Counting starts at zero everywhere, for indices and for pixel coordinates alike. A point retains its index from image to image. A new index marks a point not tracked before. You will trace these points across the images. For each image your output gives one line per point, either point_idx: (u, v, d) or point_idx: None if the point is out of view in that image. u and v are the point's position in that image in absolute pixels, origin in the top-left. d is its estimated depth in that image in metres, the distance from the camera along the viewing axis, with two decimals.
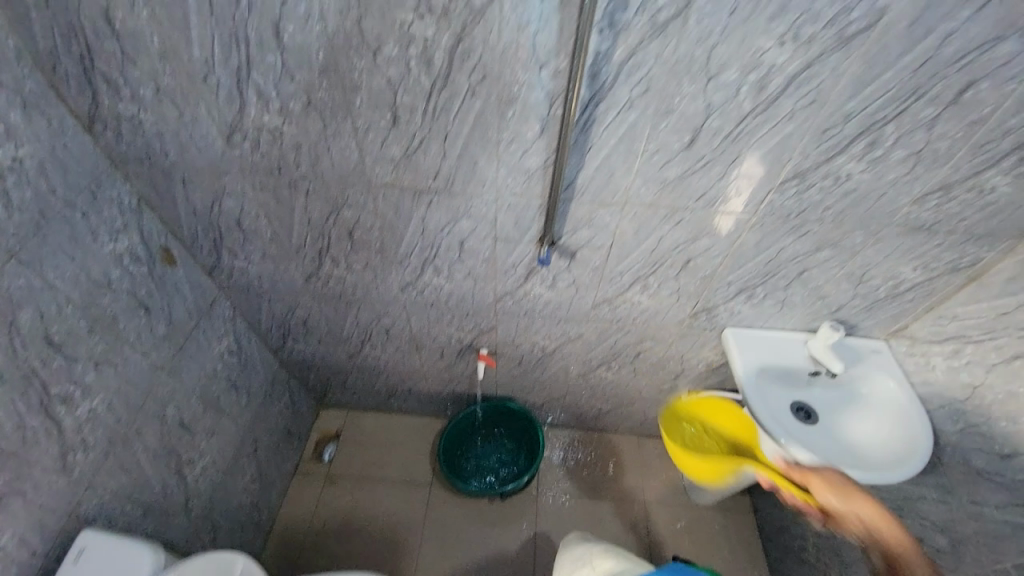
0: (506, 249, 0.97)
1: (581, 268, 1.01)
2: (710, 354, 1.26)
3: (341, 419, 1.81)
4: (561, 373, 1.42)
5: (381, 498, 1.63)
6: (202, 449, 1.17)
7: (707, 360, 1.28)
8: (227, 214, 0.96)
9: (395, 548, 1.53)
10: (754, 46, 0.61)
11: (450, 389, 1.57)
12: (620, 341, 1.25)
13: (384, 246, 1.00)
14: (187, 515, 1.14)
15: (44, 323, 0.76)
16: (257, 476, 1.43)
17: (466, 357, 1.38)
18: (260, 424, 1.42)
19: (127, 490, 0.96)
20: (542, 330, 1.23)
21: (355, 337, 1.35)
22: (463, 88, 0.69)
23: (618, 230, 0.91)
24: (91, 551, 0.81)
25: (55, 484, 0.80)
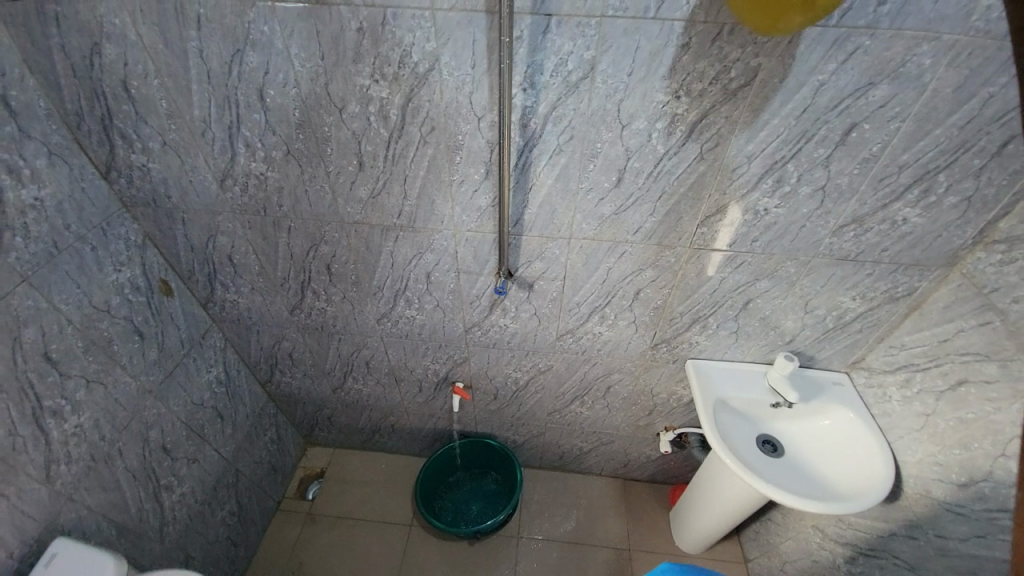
0: (469, 281, 1.06)
1: (540, 299, 1.08)
2: (677, 387, 1.28)
3: (327, 457, 1.83)
4: (537, 408, 1.45)
5: (359, 539, 1.61)
6: (181, 475, 1.22)
7: (676, 393, 1.30)
8: (221, 250, 1.07)
9: None
10: (655, 99, 0.72)
11: (430, 425, 1.59)
12: (588, 375, 1.29)
13: (359, 279, 1.09)
14: (159, 542, 1.16)
15: (46, 342, 0.85)
16: (235, 510, 1.45)
17: (442, 390, 1.43)
18: (243, 456, 1.46)
19: (103, 509, 1.00)
20: (512, 362, 1.28)
21: (338, 370, 1.42)
22: (416, 138, 0.81)
23: (568, 263, 0.99)
24: (59, 558, 0.86)
25: (36, 494, 0.86)
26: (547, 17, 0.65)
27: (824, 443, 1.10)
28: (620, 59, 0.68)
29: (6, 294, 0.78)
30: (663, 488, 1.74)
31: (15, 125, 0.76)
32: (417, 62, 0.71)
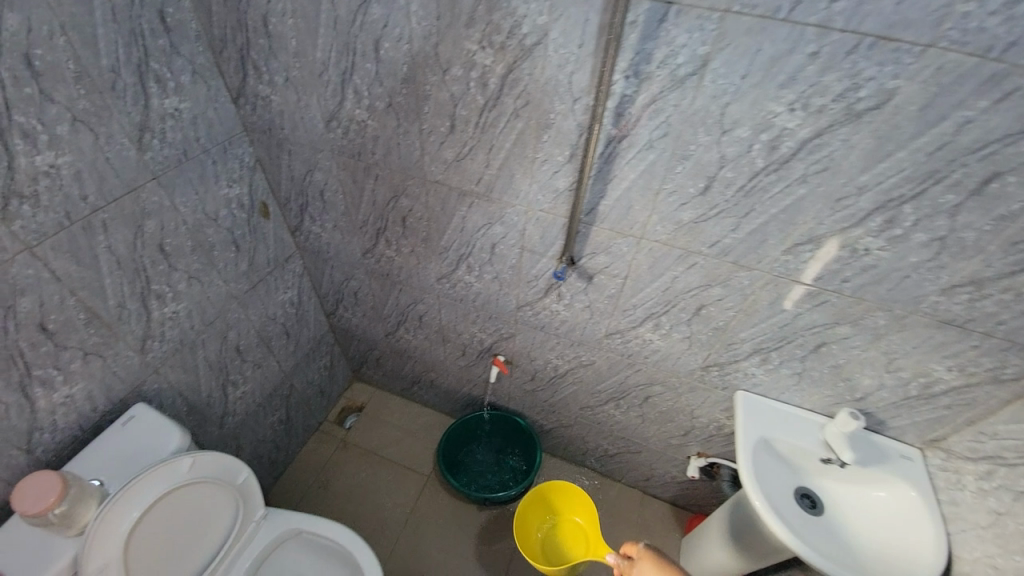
0: (531, 261, 1.07)
1: (596, 294, 1.07)
2: (720, 416, 1.22)
3: (368, 394, 1.97)
4: (570, 399, 1.45)
5: (381, 475, 1.73)
6: (245, 376, 1.37)
7: (717, 421, 1.24)
8: (315, 185, 1.17)
9: (379, 524, 1.61)
10: (765, 108, 0.67)
11: (466, 389, 1.66)
12: (629, 380, 1.27)
13: (429, 236, 1.15)
14: (219, 427, 1.33)
15: (163, 234, 0.99)
16: (283, 418, 1.62)
17: (484, 360, 1.47)
18: (299, 373, 1.62)
19: (181, 387, 1.16)
20: (555, 349, 1.29)
21: (394, 317, 1.51)
22: (509, 110, 0.82)
23: (633, 262, 0.96)
24: (139, 419, 1.00)
25: (132, 360, 1.01)
26: (667, 4, 0.63)
27: (862, 502, 1.02)
28: (736, 60, 0.64)
29: (139, 186, 0.91)
30: (682, 513, 1.68)
31: (168, 40, 0.88)
32: (526, 34, 0.72)
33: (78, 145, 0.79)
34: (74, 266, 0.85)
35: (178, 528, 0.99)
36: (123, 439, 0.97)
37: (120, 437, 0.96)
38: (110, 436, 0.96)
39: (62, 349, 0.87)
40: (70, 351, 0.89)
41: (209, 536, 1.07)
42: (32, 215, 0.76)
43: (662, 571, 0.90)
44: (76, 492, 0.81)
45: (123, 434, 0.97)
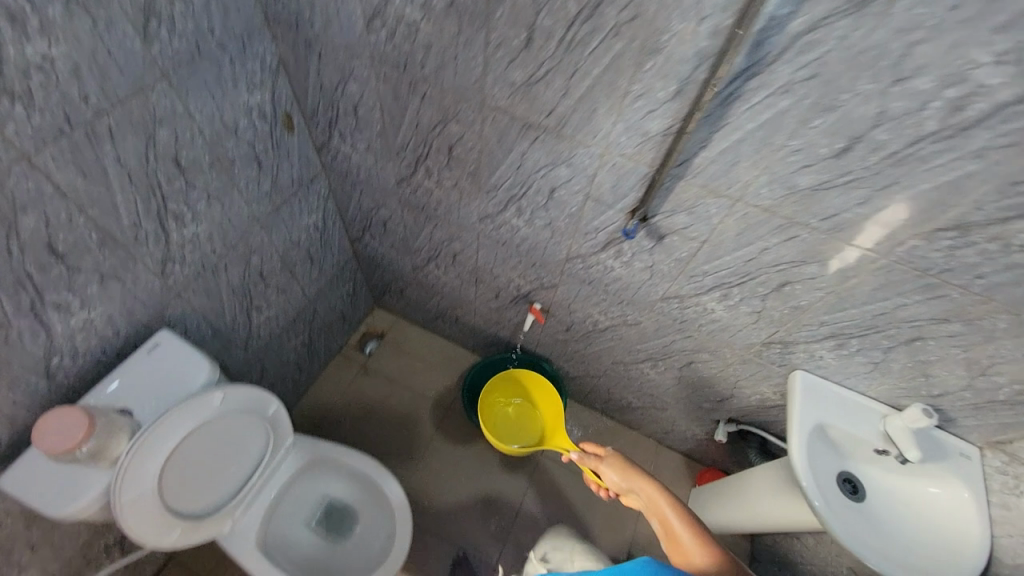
0: (594, 211, 0.94)
1: (663, 255, 0.95)
2: (767, 389, 1.16)
3: (389, 322, 1.92)
4: (604, 353, 1.39)
5: (402, 403, 1.74)
6: (269, 302, 1.30)
7: (761, 394, 1.19)
8: (347, 98, 1.00)
9: (400, 449, 1.65)
10: (971, 54, 0.50)
11: (494, 330, 1.60)
12: (674, 344, 1.19)
13: (477, 170, 1.00)
14: (244, 351, 1.30)
15: (177, 146, 0.85)
16: (306, 343, 1.58)
17: (518, 305, 1.39)
18: (322, 300, 1.56)
19: (205, 312, 1.10)
20: (600, 304, 1.20)
21: (424, 252, 1.40)
22: (609, 24, 0.64)
23: (719, 227, 0.83)
24: (165, 347, 0.93)
25: (152, 284, 0.93)
26: None
27: (902, 500, 0.97)
28: None
29: (147, 86, 0.76)
30: (694, 466, 1.71)
31: None
32: None
33: (70, 30, 0.63)
34: (80, 180, 0.73)
35: (213, 457, 0.98)
36: (147, 366, 0.91)
37: (147, 365, 0.91)
38: (138, 363, 0.90)
39: (76, 273, 0.79)
40: (84, 276, 0.80)
41: (243, 466, 1.05)
42: (27, 117, 0.63)
43: (624, 474, 1.02)
44: (103, 427, 0.77)
45: (151, 362, 0.91)
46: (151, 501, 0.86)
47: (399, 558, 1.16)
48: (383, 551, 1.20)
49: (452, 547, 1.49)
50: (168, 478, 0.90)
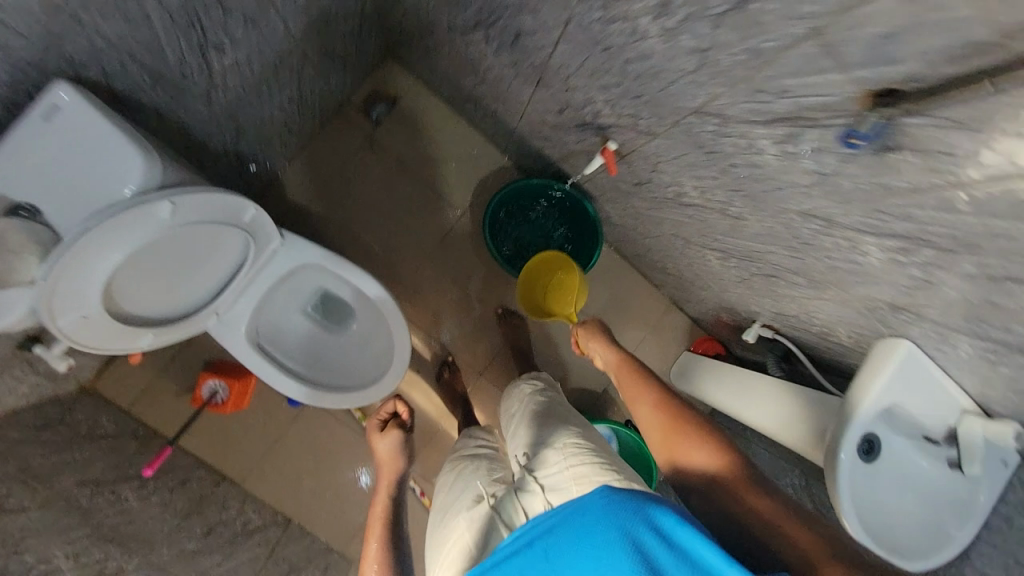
0: (802, 63, 0.51)
1: (859, 172, 0.59)
2: (841, 331, 0.98)
3: (406, 85, 1.47)
4: (670, 224, 1.10)
5: (410, 195, 1.48)
6: (236, 40, 0.87)
7: (829, 330, 1.01)
8: None
9: (402, 246, 1.49)
10: None
11: (540, 145, 1.23)
12: (768, 255, 0.92)
13: None
14: (207, 104, 0.94)
15: None
16: (295, 98, 1.19)
17: (586, 134, 1.00)
18: (317, 41, 1.09)
19: (129, 45, 0.70)
20: (703, 180, 0.85)
21: (473, 9, 0.90)
22: None
23: (1014, 185, 0.46)
24: (63, 115, 0.63)
25: None
26: None
27: (902, 475, 0.89)
28: None
29: None
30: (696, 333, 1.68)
31: None
32: None
33: None
34: None
35: (176, 264, 0.80)
36: (58, 141, 0.63)
37: (41, 141, 0.62)
38: (26, 135, 0.62)
39: None
40: None
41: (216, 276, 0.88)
42: None
43: (601, 346, 1.12)
44: None
45: (44, 137, 0.62)
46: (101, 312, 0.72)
47: (394, 378, 1.12)
48: (380, 358, 1.14)
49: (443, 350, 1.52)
50: (117, 287, 0.73)
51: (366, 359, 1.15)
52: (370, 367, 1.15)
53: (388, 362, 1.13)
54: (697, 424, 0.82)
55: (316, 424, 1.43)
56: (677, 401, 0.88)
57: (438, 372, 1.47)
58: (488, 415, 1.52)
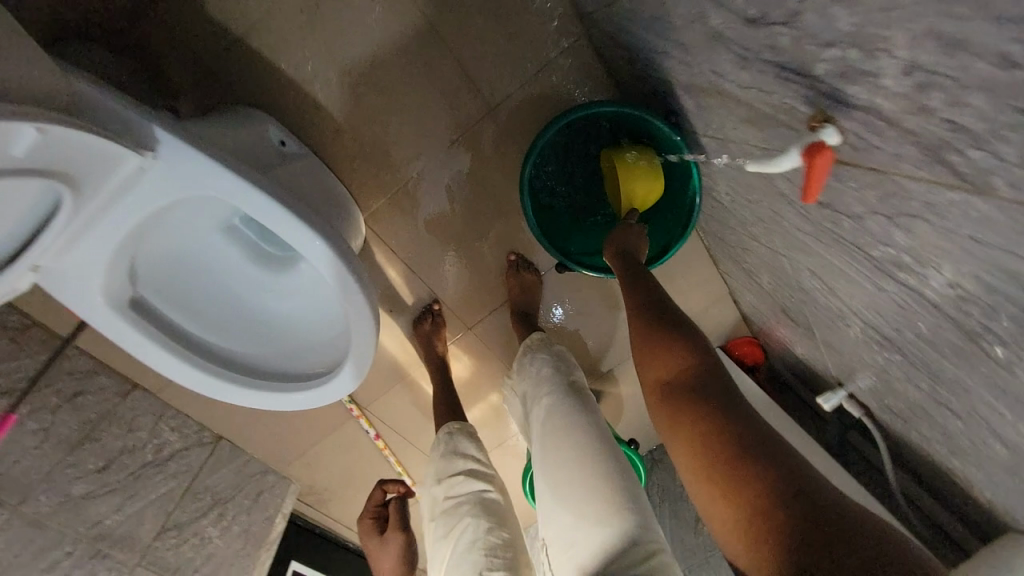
0: None
1: None
2: (979, 482, 0.69)
3: None
4: (818, 262, 0.68)
5: (416, 53, 0.92)
6: None
7: (959, 467, 0.72)
8: None
9: (390, 134, 0.97)
10: None
11: (660, 46, 0.68)
12: (979, 397, 0.55)
13: None
14: None
15: None
16: None
17: (778, 88, 0.49)
18: None
19: None
20: (985, 292, 0.42)
21: None
22: None
23: None
24: None
25: None
26: None
27: None
28: None
29: None
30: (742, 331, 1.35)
31: None
32: None
33: None
34: None
35: None
36: None
37: None
38: None
39: None
40: None
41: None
42: None
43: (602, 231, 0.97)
44: None
45: None
46: None
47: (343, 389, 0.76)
48: (327, 348, 0.78)
49: (428, 289, 1.15)
50: None
51: (313, 330, 0.79)
52: (312, 355, 0.79)
53: (336, 362, 0.76)
54: (682, 396, 0.66)
55: None
56: (669, 357, 0.70)
57: (418, 316, 1.16)
58: (468, 371, 1.26)
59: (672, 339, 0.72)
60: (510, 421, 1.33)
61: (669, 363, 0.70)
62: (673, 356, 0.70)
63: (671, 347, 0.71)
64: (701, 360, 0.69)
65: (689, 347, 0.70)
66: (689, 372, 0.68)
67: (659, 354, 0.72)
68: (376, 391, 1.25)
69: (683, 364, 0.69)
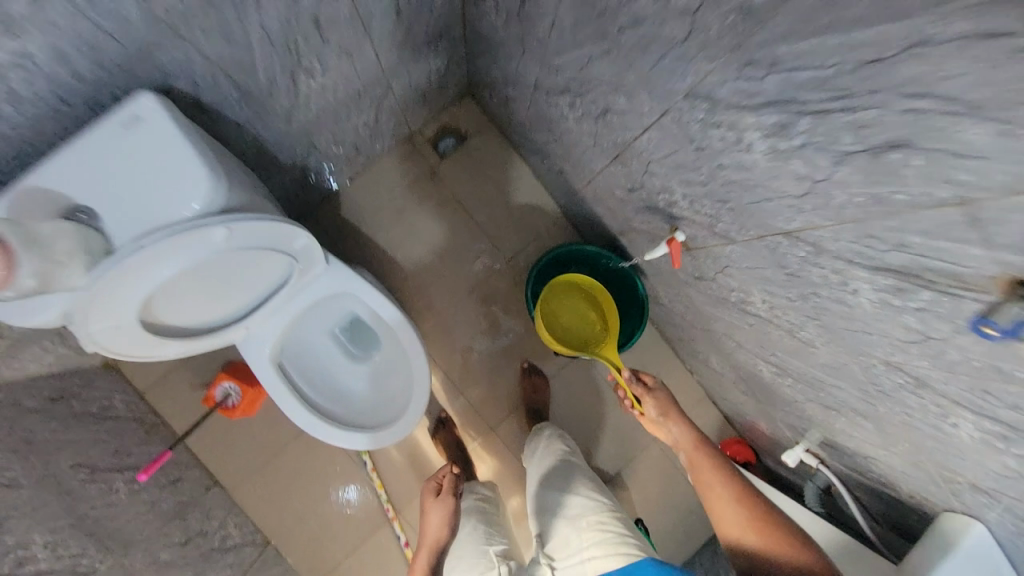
0: (930, 223, 0.45)
1: (981, 347, 0.51)
2: (898, 485, 0.88)
3: (478, 127, 1.46)
4: (723, 323, 1.04)
5: (458, 232, 1.46)
6: (328, 67, 0.87)
7: (885, 479, 0.91)
8: None
9: (439, 281, 1.46)
10: None
11: (600, 213, 1.19)
12: (834, 388, 0.83)
13: (756, 11, 0.46)
14: (285, 122, 0.95)
15: None
16: (369, 124, 1.20)
17: (653, 218, 0.96)
18: (401, 76, 1.09)
19: (223, 66, 0.71)
20: (776, 297, 0.78)
21: (563, 77, 0.87)
22: None
23: None
24: (147, 125, 0.62)
25: (121, 7, 0.54)
26: None
27: None
28: None
29: None
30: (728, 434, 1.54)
31: None
32: None
33: None
34: None
35: (223, 282, 0.77)
36: (126, 135, 0.61)
37: (125, 145, 0.61)
38: (108, 139, 0.60)
39: None
40: None
41: (249, 299, 0.87)
42: None
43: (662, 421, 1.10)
44: (29, 241, 0.53)
45: (131, 142, 0.61)
46: (136, 326, 0.70)
47: (409, 423, 1.06)
48: (396, 396, 1.10)
49: (459, 395, 1.46)
50: (158, 298, 0.71)
51: (385, 392, 1.12)
52: (385, 401, 1.11)
53: (403, 402, 1.08)
54: None
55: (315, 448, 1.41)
56: (791, 559, 0.86)
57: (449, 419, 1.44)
58: (490, 474, 1.45)
59: (789, 544, 0.88)
60: (528, 529, 1.43)
61: (740, 526, 0.92)
62: (746, 524, 0.92)
63: (744, 510, 0.94)
64: (785, 535, 0.89)
65: (758, 512, 0.93)
66: (767, 540, 0.89)
67: (778, 559, 0.87)
68: (410, 494, 1.41)
69: (770, 536, 0.89)
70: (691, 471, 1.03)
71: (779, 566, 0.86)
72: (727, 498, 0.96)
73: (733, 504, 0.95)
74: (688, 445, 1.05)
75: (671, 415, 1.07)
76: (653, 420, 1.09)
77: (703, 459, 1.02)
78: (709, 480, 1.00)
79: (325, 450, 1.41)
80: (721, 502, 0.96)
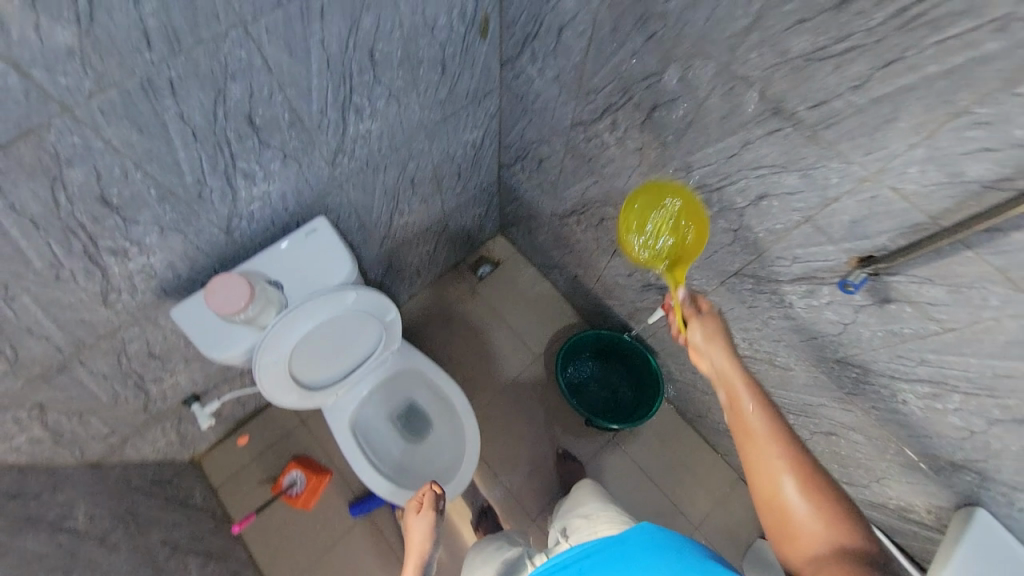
0: (805, 239, 0.74)
1: (874, 319, 0.74)
2: (914, 502, 0.96)
3: (507, 254, 1.84)
4: None
5: (495, 335, 1.74)
6: (411, 208, 1.31)
7: (905, 503, 0.99)
8: (557, 15, 0.85)
9: (480, 377, 1.69)
10: None
11: (610, 303, 1.49)
12: (822, 408, 0.99)
13: (675, 142, 0.83)
14: (378, 247, 1.34)
15: (376, 37, 0.81)
16: (429, 253, 1.61)
17: (649, 293, 1.25)
18: (455, 217, 1.53)
19: (356, 205, 1.12)
20: (749, 332, 1.02)
21: (570, 204, 1.28)
22: (1004, 6, 0.42)
23: (988, 324, 0.61)
24: (316, 237, 0.97)
25: (320, 171, 0.96)
26: None
27: None
28: None
29: None
30: None
31: None
32: None
33: None
34: (287, 57, 0.72)
35: (334, 345, 1.06)
36: (303, 249, 0.96)
37: (302, 248, 0.95)
38: (293, 244, 0.95)
39: (265, 148, 0.82)
40: (271, 152, 0.83)
41: (349, 361, 1.16)
42: None
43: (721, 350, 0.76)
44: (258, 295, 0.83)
45: (306, 247, 0.96)
46: (278, 370, 0.96)
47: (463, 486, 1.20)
48: (449, 466, 1.25)
49: (498, 487, 1.55)
50: (294, 352, 0.99)
51: (438, 469, 1.27)
52: (439, 471, 1.26)
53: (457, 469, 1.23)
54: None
55: (364, 546, 1.45)
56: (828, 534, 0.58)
57: (485, 512, 1.50)
58: None
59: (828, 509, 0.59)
60: None
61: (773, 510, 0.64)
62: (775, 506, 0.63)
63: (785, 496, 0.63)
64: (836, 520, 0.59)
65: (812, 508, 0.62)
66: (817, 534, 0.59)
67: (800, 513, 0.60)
68: None
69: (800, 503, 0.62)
70: (730, 412, 0.69)
71: (825, 557, 0.56)
72: (772, 439, 0.64)
73: (775, 445, 0.64)
74: (728, 377, 0.73)
75: (725, 346, 0.76)
76: (696, 349, 0.79)
77: (748, 403, 0.68)
78: (764, 448, 0.64)
79: (371, 546, 1.45)
80: (751, 426, 0.66)
